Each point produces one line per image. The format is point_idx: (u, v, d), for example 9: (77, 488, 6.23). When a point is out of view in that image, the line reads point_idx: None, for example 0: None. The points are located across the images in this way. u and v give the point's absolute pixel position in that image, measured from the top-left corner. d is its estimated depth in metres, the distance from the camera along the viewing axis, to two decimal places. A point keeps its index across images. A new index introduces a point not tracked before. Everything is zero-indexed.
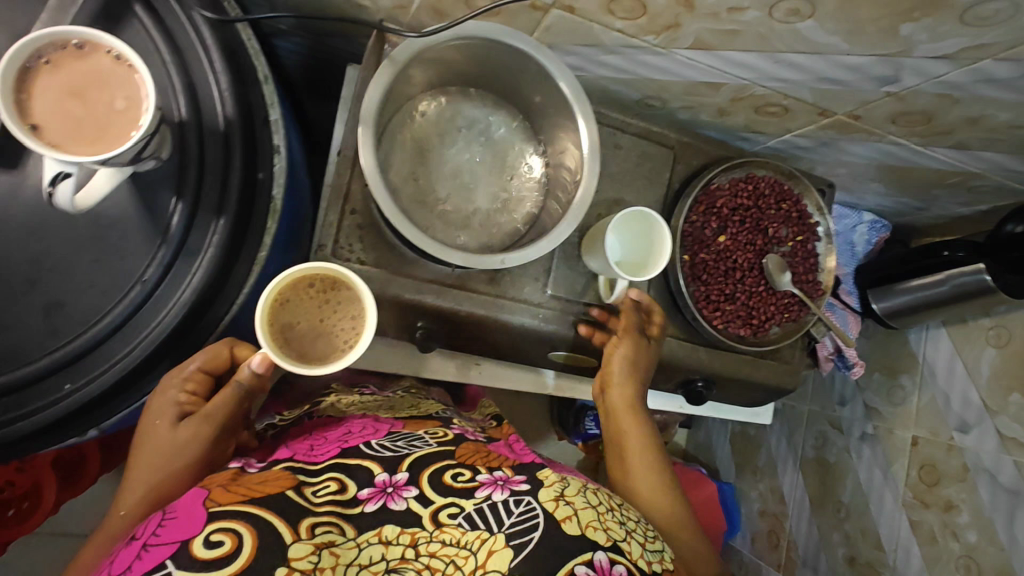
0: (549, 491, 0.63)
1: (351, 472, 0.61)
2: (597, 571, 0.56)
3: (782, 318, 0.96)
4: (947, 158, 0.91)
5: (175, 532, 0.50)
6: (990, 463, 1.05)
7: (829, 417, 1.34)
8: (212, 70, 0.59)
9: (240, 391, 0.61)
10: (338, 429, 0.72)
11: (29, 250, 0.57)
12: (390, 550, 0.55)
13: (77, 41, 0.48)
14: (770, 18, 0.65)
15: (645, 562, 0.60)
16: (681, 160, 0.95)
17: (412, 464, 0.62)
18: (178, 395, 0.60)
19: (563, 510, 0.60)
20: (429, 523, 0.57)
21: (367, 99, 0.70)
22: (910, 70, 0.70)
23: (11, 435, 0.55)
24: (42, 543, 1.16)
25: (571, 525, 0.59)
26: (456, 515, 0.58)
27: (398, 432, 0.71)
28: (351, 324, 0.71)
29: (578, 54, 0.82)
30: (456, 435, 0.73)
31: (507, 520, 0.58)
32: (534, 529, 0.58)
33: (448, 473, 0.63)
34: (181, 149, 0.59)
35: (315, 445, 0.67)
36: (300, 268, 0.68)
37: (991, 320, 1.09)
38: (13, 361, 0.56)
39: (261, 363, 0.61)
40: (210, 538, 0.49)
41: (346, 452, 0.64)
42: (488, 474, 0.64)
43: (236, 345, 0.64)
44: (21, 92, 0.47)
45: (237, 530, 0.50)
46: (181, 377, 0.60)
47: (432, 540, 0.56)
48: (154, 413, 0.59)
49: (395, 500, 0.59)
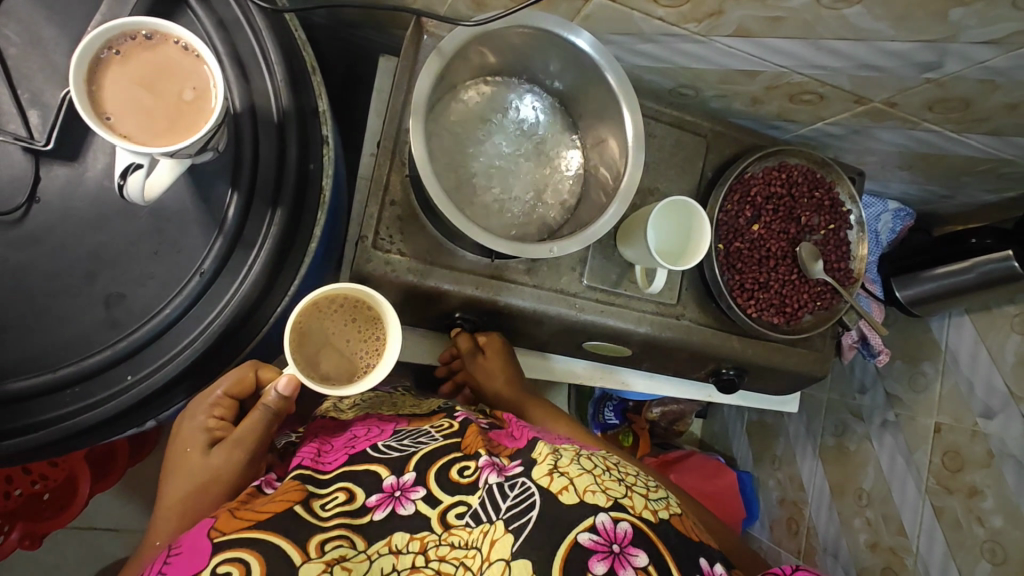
0: (542, 466, 0.64)
1: (357, 477, 0.61)
2: (601, 536, 0.57)
3: (815, 306, 0.96)
4: (979, 144, 0.91)
5: (183, 566, 0.50)
6: (1016, 448, 1.05)
7: (849, 406, 1.35)
8: (268, 63, 0.60)
9: (268, 413, 0.62)
10: (345, 432, 0.71)
11: (90, 243, 0.57)
12: (400, 560, 0.56)
13: (146, 33, 0.48)
14: (817, 4, 0.65)
15: (650, 512, 0.61)
16: (714, 149, 0.95)
17: (420, 462, 0.63)
18: (206, 420, 0.63)
19: (559, 482, 0.61)
20: (438, 525, 0.58)
21: (416, 89, 0.70)
22: (954, 55, 0.70)
23: (77, 427, 0.56)
24: (69, 537, 1.16)
25: (568, 495, 0.60)
26: (463, 514, 0.59)
27: (404, 429, 0.71)
28: (375, 343, 0.72)
29: (615, 43, 0.82)
30: (462, 423, 0.72)
31: (504, 505, 0.59)
32: (532, 509, 0.59)
33: (453, 469, 0.63)
34: (237, 140, 0.59)
35: (324, 450, 0.67)
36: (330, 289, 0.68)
37: (1015, 307, 1.10)
38: (77, 352, 0.57)
39: (287, 384, 0.61)
40: (215, 571, 0.48)
41: (354, 457, 0.64)
42: (486, 457, 0.65)
43: (259, 367, 0.65)
44: (92, 84, 0.48)
45: (242, 559, 0.49)
46: (209, 403, 0.62)
47: (441, 543, 0.57)
48: (186, 439, 0.62)
49: (403, 504, 0.59)
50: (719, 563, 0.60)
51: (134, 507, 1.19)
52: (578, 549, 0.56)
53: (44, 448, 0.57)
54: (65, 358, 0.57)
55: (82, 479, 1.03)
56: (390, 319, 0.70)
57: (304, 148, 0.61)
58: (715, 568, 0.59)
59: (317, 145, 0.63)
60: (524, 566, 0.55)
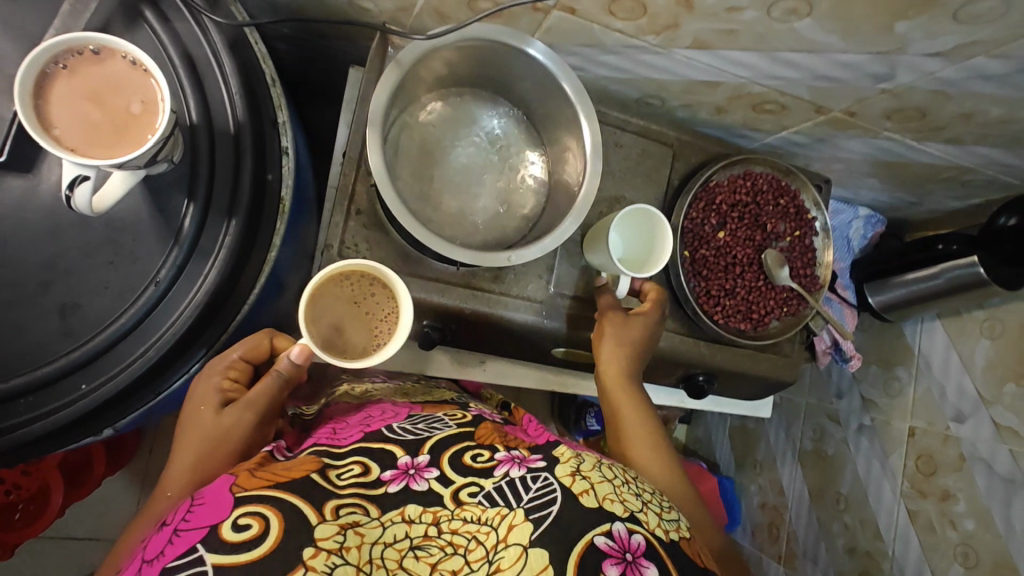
0: (566, 467, 0.55)
1: (373, 454, 0.53)
2: (616, 542, 0.49)
3: (781, 312, 0.97)
4: (940, 153, 0.92)
5: (206, 516, 0.44)
6: (986, 452, 1.06)
7: (827, 410, 1.35)
8: (223, 77, 0.61)
9: (279, 381, 0.62)
10: (359, 413, 0.67)
11: (45, 253, 0.58)
12: (413, 528, 0.48)
13: (94, 47, 0.50)
14: (768, 17, 0.66)
15: (663, 531, 0.52)
16: (681, 157, 0.97)
17: (434, 447, 0.55)
18: (220, 381, 0.61)
19: (581, 484, 0.53)
20: (451, 501, 0.50)
21: (375, 101, 0.71)
22: (905, 67, 0.72)
23: (28, 436, 0.56)
24: (41, 548, 1.15)
25: (588, 498, 0.51)
26: (476, 493, 0.50)
27: (418, 414, 0.65)
28: (387, 318, 0.75)
29: (578, 54, 0.83)
30: (477, 416, 0.65)
31: (526, 495, 0.51)
32: (552, 504, 0.50)
33: (467, 454, 0.55)
34: (192, 151, 0.60)
35: (335, 432, 0.60)
36: (341, 265, 0.72)
37: (984, 311, 1.12)
38: (31, 362, 0.57)
39: (300, 353, 0.63)
40: (239, 521, 0.44)
41: (368, 436, 0.57)
42: (505, 451, 0.56)
43: (275, 337, 0.66)
44: (38, 98, 0.49)
45: (265, 514, 0.44)
46: (224, 365, 0.62)
47: (453, 517, 0.49)
48: (199, 400, 0.60)
49: (417, 481, 0.51)
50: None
51: (111, 517, 1.18)
52: (592, 552, 0.48)
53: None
54: (19, 368, 0.57)
55: (55, 490, 1.04)
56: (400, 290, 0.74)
57: (260, 160, 0.62)
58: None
59: (274, 156, 0.64)
60: (541, 556, 0.47)
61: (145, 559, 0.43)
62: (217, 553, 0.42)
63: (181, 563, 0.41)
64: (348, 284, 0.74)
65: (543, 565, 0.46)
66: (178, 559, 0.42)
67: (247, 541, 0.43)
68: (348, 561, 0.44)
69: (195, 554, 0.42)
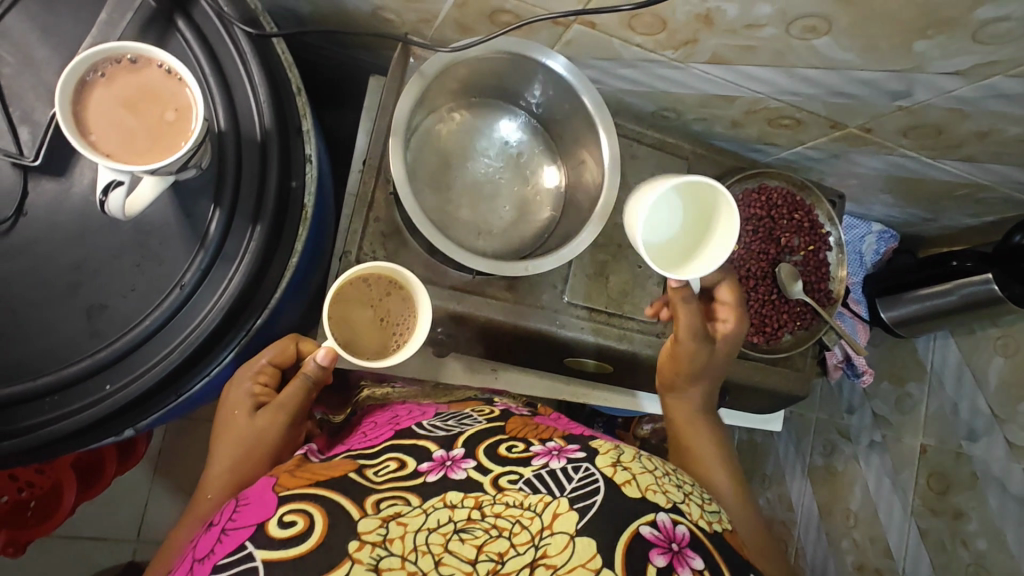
0: (606, 457, 0.55)
1: (408, 449, 0.55)
2: (661, 532, 0.48)
3: (794, 325, 0.98)
4: (955, 170, 0.92)
5: (251, 516, 0.48)
6: (1000, 471, 1.06)
7: (836, 425, 1.33)
8: (251, 85, 0.62)
9: (306, 383, 0.66)
10: (386, 413, 0.68)
11: (74, 256, 0.59)
12: (456, 513, 0.48)
13: (131, 56, 0.51)
14: (787, 34, 0.67)
15: (706, 523, 0.53)
16: (695, 170, 0.97)
17: (468, 440, 0.57)
18: (252, 386, 0.67)
19: (623, 474, 0.53)
20: (491, 487, 0.50)
21: (398, 111, 0.72)
22: (922, 85, 0.72)
23: (54, 434, 0.58)
24: (53, 546, 1.16)
25: (632, 488, 0.51)
26: (516, 480, 0.51)
27: (446, 412, 0.66)
28: (405, 313, 0.78)
29: (596, 67, 0.85)
30: (504, 410, 0.66)
31: (569, 485, 0.51)
32: (596, 493, 0.50)
33: (501, 446, 0.56)
34: (219, 158, 0.61)
35: (366, 435, 0.62)
36: (365, 267, 0.74)
37: (998, 329, 1.11)
38: (58, 361, 0.59)
39: (325, 355, 0.65)
40: (284, 518, 0.47)
41: (400, 433, 0.59)
42: (542, 445, 0.56)
43: (301, 341, 0.71)
44: (77, 105, 0.50)
45: (308, 509, 0.47)
46: (254, 370, 0.68)
47: (495, 502, 0.49)
48: (233, 403, 0.66)
49: (455, 471, 0.52)
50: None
51: (122, 517, 1.19)
52: (639, 541, 0.47)
53: (24, 453, 0.58)
54: (46, 367, 0.58)
55: (68, 488, 1.04)
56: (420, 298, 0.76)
57: (285, 167, 0.63)
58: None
59: (298, 163, 0.65)
60: (587, 545, 0.46)
61: (200, 558, 0.47)
62: (267, 549, 0.44)
63: (233, 559, 0.45)
64: (375, 288, 0.77)
65: (592, 554, 0.46)
66: (230, 555, 0.45)
67: (293, 536, 0.45)
68: (393, 552, 0.44)
69: (244, 551, 0.45)
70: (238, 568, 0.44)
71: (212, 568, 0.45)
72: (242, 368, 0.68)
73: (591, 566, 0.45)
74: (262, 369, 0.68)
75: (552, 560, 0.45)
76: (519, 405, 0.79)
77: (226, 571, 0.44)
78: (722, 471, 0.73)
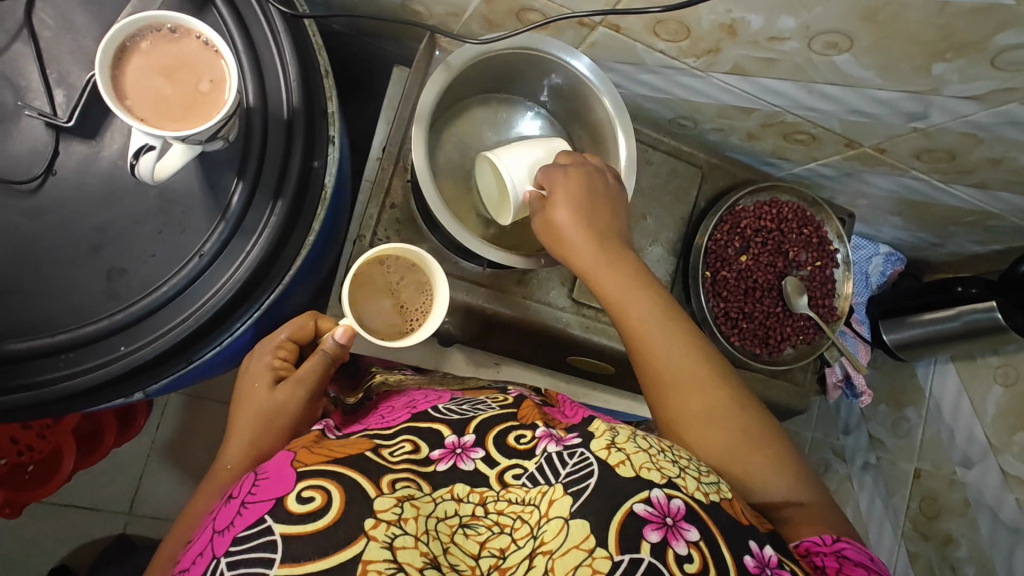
0: (600, 440, 0.54)
1: (422, 433, 0.55)
2: (656, 508, 0.48)
3: (797, 339, 0.99)
4: (966, 196, 0.93)
5: (271, 489, 0.46)
6: (992, 500, 1.11)
7: (833, 446, 1.27)
8: (282, 64, 0.63)
9: (325, 360, 0.67)
10: (400, 398, 0.67)
11: (98, 219, 0.61)
12: (461, 507, 0.51)
13: (171, 26, 0.53)
14: (809, 49, 0.68)
15: (703, 495, 0.51)
16: (708, 180, 0.98)
17: (480, 426, 0.57)
18: (272, 360, 0.69)
19: (616, 455, 0.52)
20: (496, 483, 0.52)
21: (423, 99, 0.73)
22: (939, 108, 0.73)
23: (68, 390, 0.59)
24: (47, 513, 1.16)
25: (625, 468, 0.50)
26: (520, 475, 0.52)
27: (461, 397, 0.66)
28: (421, 296, 0.79)
29: (618, 71, 0.87)
30: (518, 396, 0.65)
31: (563, 471, 0.51)
32: (590, 476, 0.50)
33: (511, 435, 0.56)
34: (246, 133, 0.62)
35: (382, 417, 0.61)
36: (382, 249, 0.76)
37: (999, 358, 1.12)
38: (76, 319, 0.60)
39: (344, 333, 0.67)
40: (303, 493, 0.45)
41: (416, 416, 0.58)
42: (544, 427, 0.56)
43: (319, 319, 0.73)
44: (116, 69, 0.52)
45: (327, 487, 0.46)
46: (274, 345, 0.69)
47: (499, 499, 0.51)
48: (253, 375, 0.67)
49: (464, 461, 0.53)
50: (770, 546, 0.49)
51: (116, 489, 1.19)
52: (632, 520, 0.48)
53: (35, 409, 0.60)
54: (64, 324, 0.60)
55: (68, 453, 1.06)
56: (438, 279, 0.78)
57: (309, 147, 0.65)
58: (767, 552, 0.48)
59: (322, 143, 0.66)
60: (581, 526, 0.48)
61: (218, 530, 0.45)
62: (285, 523, 0.43)
63: (251, 534, 0.43)
64: (395, 272, 0.80)
65: (585, 536, 0.47)
66: (247, 529, 0.44)
67: (312, 512, 0.44)
68: (407, 531, 0.46)
69: (264, 525, 0.44)
70: (257, 541, 0.43)
71: (230, 542, 0.44)
72: (262, 343, 0.70)
73: (583, 547, 0.47)
74: (281, 344, 0.70)
75: (548, 546, 0.48)
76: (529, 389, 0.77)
77: (244, 545, 0.43)
78: (661, 340, 0.63)
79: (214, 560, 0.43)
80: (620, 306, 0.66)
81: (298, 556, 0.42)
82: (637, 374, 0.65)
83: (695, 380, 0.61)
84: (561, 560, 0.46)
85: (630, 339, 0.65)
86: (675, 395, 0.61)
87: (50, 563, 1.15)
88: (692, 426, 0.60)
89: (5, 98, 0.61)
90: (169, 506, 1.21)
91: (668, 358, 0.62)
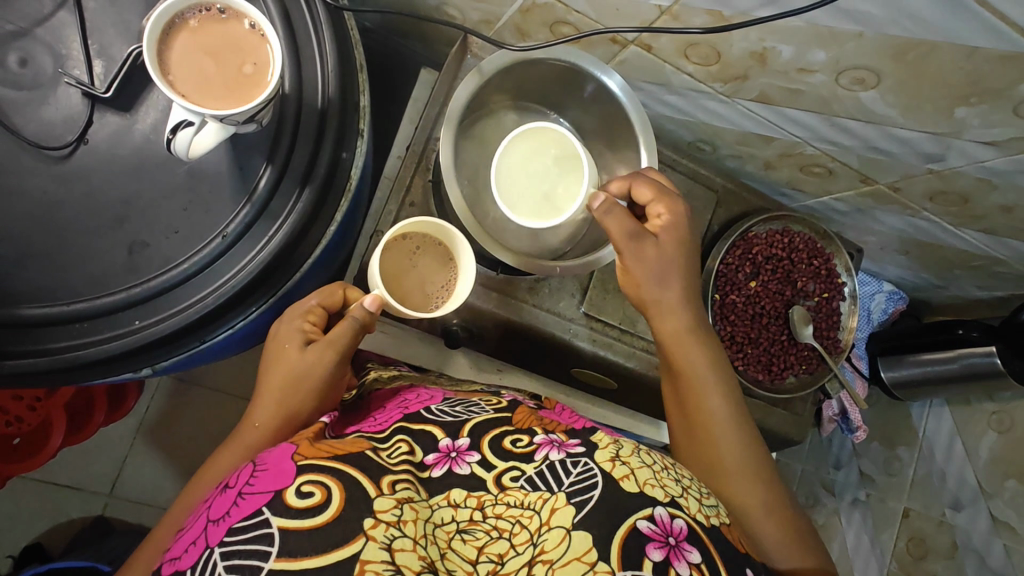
0: (605, 452, 0.54)
1: (416, 435, 0.55)
2: (658, 526, 0.49)
3: (800, 368, 1.00)
4: (974, 241, 0.94)
5: (270, 481, 0.45)
6: (979, 543, 1.14)
7: (823, 479, 1.25)
8: (321, 53, 0.64)
9: (354, 326, 0.66)
10: (394, 397, 0.66)
11: (124, 191, 0.62)
12: (459, 513, 0.49)
13: (220, 7, 0.54)
14: (836, 83, 0.69)
15: (704, 517, 0.52)
16: (723, 205, 1.00)
17: (474, 429, 0.56)
18: (302, 324, 0.67)
19: (621, 469, 0.52)
20: (494, 485, 0.51)
21: (454, 100, 0.74)
22: (957, 151, 0.74)
23: (80, 360, 0.59)
24: (28, 487, 1.14)
25: (630, 483, 0.51)
26: (518, 478, 0.51)
27: (454, 399, 0.64)
28: (446, 278, 0.80)
29: (644, 90, 0.89)
30: (511, 400, 0.64)
31: (567, 480, 0.51)
32: (594, 488, 0.50)
33: (506, 439, 0.55)
34: (279, 121, 0.63)
35: (373, 417, 0.60)
36: (402, 225, 0.75)
37: (993, 404, 1.13)
38: (94, 289, 0.61)
39: (374, 302, 0.66)
40: (302, 488, 0.44)
41: (408, 416, 0.58)
42: (544, 434, 0.56)
43: (348, 289, 0.71)
44: (162, 42, 0.53)
45: (327, 483, 0.45)
46: (303, 310, 0.68)
47: (497, 502, 0.50)
48: (283, 337, 0.66)
49: (459, 465, 0.52)
50: None
51: (98, 468, 1.17)
52: (636, 535, 0.48)
53: (43, 376, 0.59)
54: (82, 293, 0.60)
55: (56, 427, 1.04)
56: (465, 255, 0.77)
57: (338, 139, 0.65)
58: None
59: (351, 136, 0.67)
60: (583, 538, 0.47)
61: (211, 520, 0.44)
62: (283, 517, 0.42)
63: (248, 525, 0.42)
64: (416, 245, 0.79)
65: (587, 548, 0.47)
66: (245, 519, 0.42)
67: (311, 508, 0.43)
68: (406, 534, 0.44)
69: (261, 517, 0.42)
70: (252, 534, 0.42)
71: (225, 532, 0.42)
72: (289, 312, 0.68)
73: (585, 560, 0.46)
74: (310, 310, 0.68)
75: (549, 555, 0.47)
76: (526, 396, 0.76)
77: (240, 535, 0.42)
78: (716, 396, 0.69)
79: (207, 550, 0.42)
80: (682, 357, 0.71)
81: (297, 546, 0.41)
82: (683, 424, 0.70)
83: (742, 443, 0.66)
84: (562, 569, 0.46)
85: (684, 389, 0.70)
86: (725, 447, 0.66)
87: (23, 541, 1.13)
88: (739, 478, 0.64)
89: (44, 64, 0.62)
90: (151, 490, 1.18)
91: (718, 414, 0.68)
